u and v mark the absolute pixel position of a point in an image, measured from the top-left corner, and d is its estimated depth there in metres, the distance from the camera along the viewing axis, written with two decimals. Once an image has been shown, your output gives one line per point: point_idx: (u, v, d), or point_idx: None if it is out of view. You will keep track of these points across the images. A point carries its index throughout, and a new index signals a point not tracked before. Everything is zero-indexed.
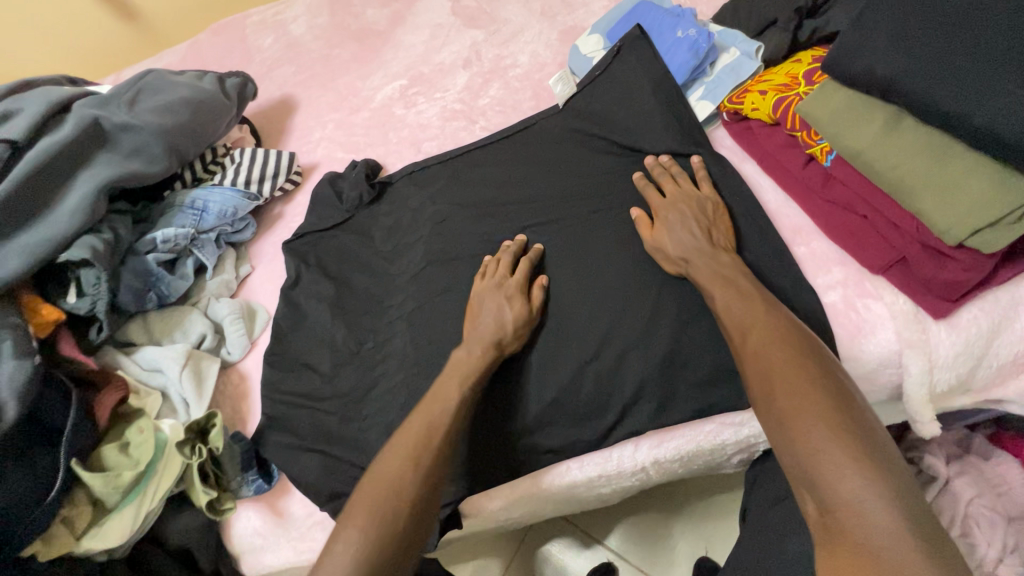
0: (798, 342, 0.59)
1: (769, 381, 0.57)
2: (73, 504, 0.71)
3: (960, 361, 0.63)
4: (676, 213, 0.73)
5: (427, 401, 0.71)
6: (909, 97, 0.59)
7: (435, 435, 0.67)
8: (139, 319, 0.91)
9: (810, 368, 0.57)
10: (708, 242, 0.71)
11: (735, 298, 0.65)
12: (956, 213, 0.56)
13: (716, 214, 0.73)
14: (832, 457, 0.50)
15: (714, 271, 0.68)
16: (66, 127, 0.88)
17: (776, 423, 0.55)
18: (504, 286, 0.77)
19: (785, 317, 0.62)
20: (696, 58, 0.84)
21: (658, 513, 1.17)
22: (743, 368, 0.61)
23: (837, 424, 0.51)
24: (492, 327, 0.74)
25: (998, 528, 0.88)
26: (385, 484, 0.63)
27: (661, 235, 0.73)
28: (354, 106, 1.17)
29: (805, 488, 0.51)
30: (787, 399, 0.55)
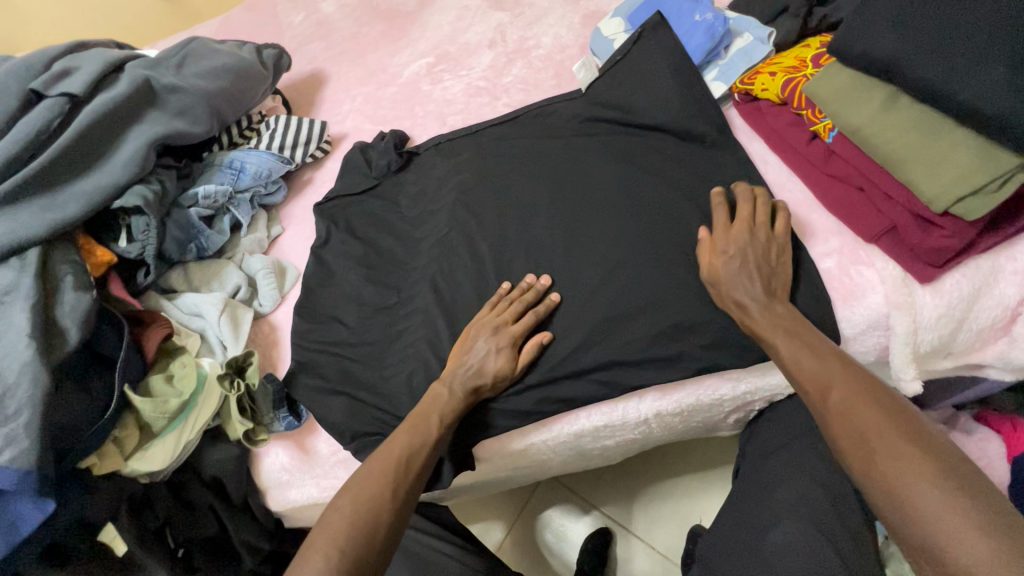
0: (884, 401, 0.59)
1: (866, 445, 0.57)
2: (123, 426, 0.78)
3: (943, 323, 0.68)
4: (740, 254, 0.71)
5: (412, 420, 0.77)
6: (905, 77, 0.65)
7: (414, 463, 0.73)
8: (179, 268, 0.98)
9: (907, 427, 0.57)
10: (766, 290, 0.69)
11: (804, 351, 0.65)
12: (943, 183, 0.62)
13: (773, 251, 0.71)
14: (956, 527, 0.49)
15: (780, 325, 0.67)
16: (120, 86, 0.95)
17: (883, 489, 0.54)
18: (501, 334, 0.78)
19: (861, 372, 0.63)
20: (712, 41, 0.89)
21: (655, 481, 1.23)
22: (829, 427, 0.61)
23: (954, 492, 0.51)
24: (472, 373, 0.78)
25: None
26: (368, 503, 0.69)
27: (721, 280, 0.71)
28: (383, 81, 1.23)
29: (926, 559, 0.51)
30: (891, 463, 0.54)
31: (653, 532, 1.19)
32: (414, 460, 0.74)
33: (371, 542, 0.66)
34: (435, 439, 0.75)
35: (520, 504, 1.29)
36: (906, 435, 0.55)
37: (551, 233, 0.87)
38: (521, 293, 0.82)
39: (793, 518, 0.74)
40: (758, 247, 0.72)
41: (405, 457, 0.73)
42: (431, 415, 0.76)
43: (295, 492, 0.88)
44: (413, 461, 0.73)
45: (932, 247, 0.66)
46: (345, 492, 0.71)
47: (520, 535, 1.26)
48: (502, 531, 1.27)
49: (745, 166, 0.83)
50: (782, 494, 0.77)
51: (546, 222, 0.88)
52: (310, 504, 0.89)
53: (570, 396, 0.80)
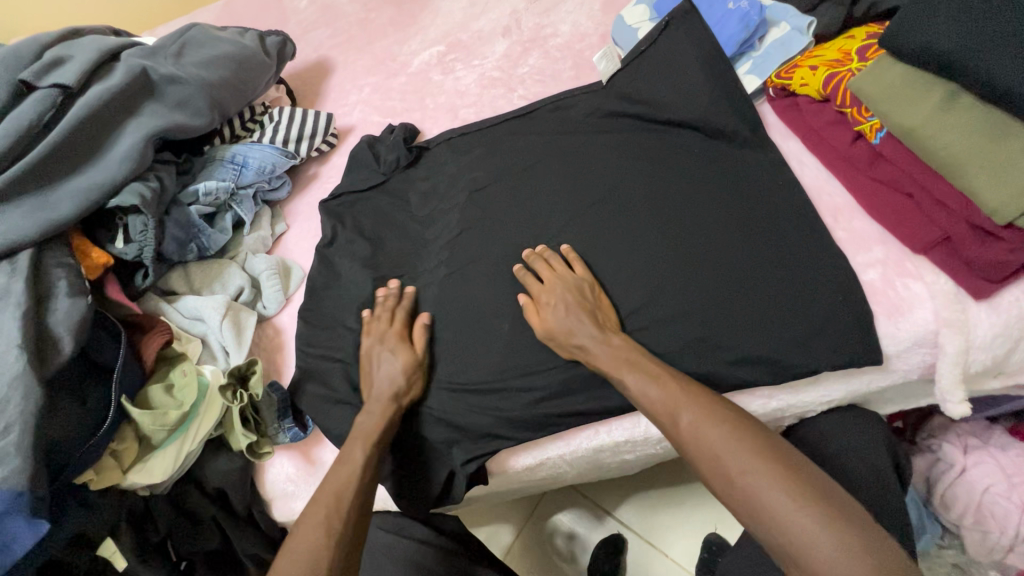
0: (722, 413, 0.61)
1: (720, 464, 0.58)
2: (121, 439, 0.74)
3: (998, 342, 0.64)
4: (562, 300, 0.73)
5: (336, 464, 0.72)
6: (969, 74, 0.59)
7: (344, 499, 0.68)
8: (179, 269, 0.93)
9: (748, 435, 0.59)
10: (598, 326, 0.72)
11: (648, 380, 0.66)
12: (1009, 192, 0.56)
13: (590, 291, 0.75)
14: (803, 527, 0.52)
15: (620, 358, 0.68)
16: (116, 76, 0.90)
17: (743, 505, 0.56)
18: (386, 338, 0.81)
19: (691, 384, 0.65)
20: (746, 31, 0.83)
21: (671, 489, 1.19)
22: (683, 452, 0.62)
23: (797, 492, 0.54)
24: (389, 383, 0.77)
25: (1011, 517, 0.89)
26: (304, 561, 0.63)
27: (553, 327, 0.73)
28: (391, 70, 1.17)
29: (785, 560, 0.53)
30: (745, 477, 0.56)
31: (668, 541, 1.15)
32: (343, 498, 0.69)
33: None
34: (362, 472, 0.71)
35: (531, 508, 1.25)
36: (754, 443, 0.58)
37: (569, 236, 0.82)
38: (384, 302, 0.85)
39: None
40: (573, 286, 0.75)
41: (340, 499, 0.68)
42: (356, 445, 0.73)
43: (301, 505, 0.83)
44: (348, 501, 0.68)
45: (990, 261, 0.61)
46: (282, 557, 0.65)
47: (530, 540, 1.22)
48: (512, 534, 1.24)
49: (781, 167, 0.77)
50: None
51: (564, 224, 0.83)
52: None
53: (590, 411, 0.76)
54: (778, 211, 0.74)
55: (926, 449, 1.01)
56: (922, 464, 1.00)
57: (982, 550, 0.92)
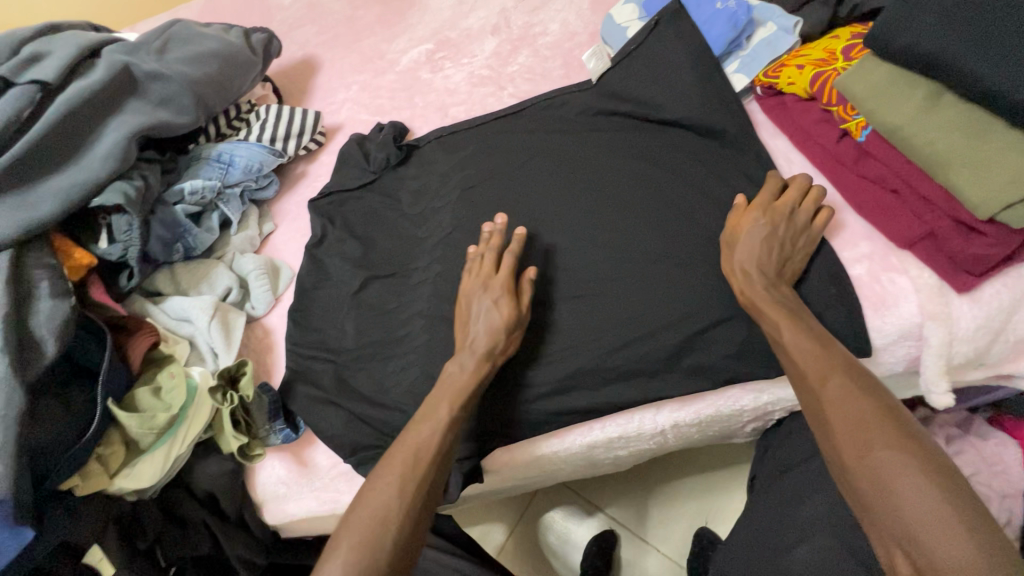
0: (876, 391, 0.57)
1: (862, 431, 0.54)
2: (108, 443, 0.73)
3: (979, 334, 0.65)
4: (760, 223, 0.69)
5: (417, 419, 0.71)
6: (951, 73, 0.60)
7: (424, 454, 0.67)
8: (165, 269, 0.92)
9: (900, 420, 0.54)
10: (776, 271, 0.68)
11: (807, 338, 0.62)
12: (992, 189, 0.58)
13: (793, 233, 0.69)
14: (941, 517, 0.47)
15: (782, 303, 0.65)
16: (97, 73, 0.88)
17: (869, 476, 0.52)
18: (491, 287, 0.76)
19: (849, 359, 0.60)
20: (734, 31, 0.84)
21: (662, 484, 1.20)
22: (818, 413, 0.58)
23: (939, 485, 0.49)
24: (486, 337, 0.73)
25: (992, 505, 0.92)
26: (375, 510, 0.64)
27: (739, 244, 0.69)
28: (380, 68, 1.16)
29: (899, 544, 0.49)
30: (884, 450, 0.52)
31: (660, 536, 1.16)
32: (425, 454, 0.68)
33: (381, 549, 0.62)
34: (446, 434, 0.69)
35: (523, 507, 1.26)
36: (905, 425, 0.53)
37: (562, 232, 0.82)
38: (490, 240, 0.81)
39: (818, 535, 0.71)
40: (780, 222, 0.69)
41: (418, 456, 0.67)
42: (441, 403, 0.71)
43: (292, 506, 0.83)
44: (425, 460, 0.67)
45: (973, 255, 0.63)
46: (349, 513, 0.65)
47: (522, 539, 1.23)
48: (504, 533, 1.24)
49: (769, 164, 0.79)
50: (806, 511, 0.74)
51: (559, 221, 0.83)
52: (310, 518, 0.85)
53: (585, 408, 0.76)
54: None
55: None
56: None
57: None
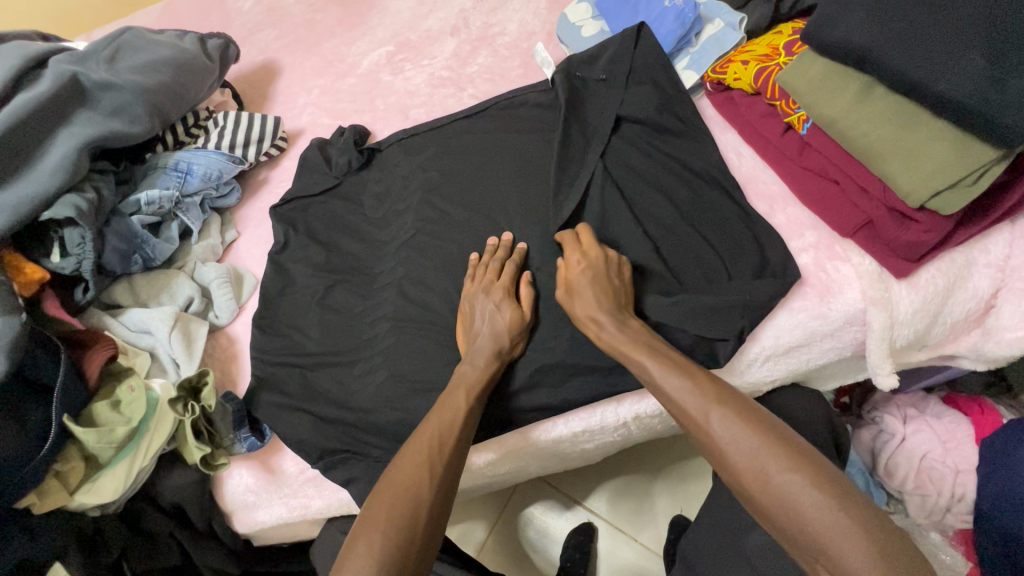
0: (750, 411, 0.59)
1: (756, 459, 0.55)
2: (66, 459, 0.72)
3: (919, 317, 0.68)
4: (583, 274, 0.72)
5: (437, 408, 0.72)
6: (879, 67, 0.63)
7: (449, 437, 0.69)
8: (124, 281, 0.90)
9: (782, 436, 0.57)
10: (620, 306, 0.70)
11: (677, 376, 0.63)
12: (920, 177, 0.60)
13: (614, 267, 0.73)
14: (845, 533, 0.50)
15: (635, 340, 0.67)
16: (43, 83, 0.86)
17: (777, 503, 0.53)
18: (493, 291, 0.76)
19: (721, 386, 0.62)
20: (683, 28, 0.86)
21: (638, 475, 1.22)
22: (712, 449, 0.59)
23: (836, 499, 0.51)
24: (490, 339, 0.74)
25: (948, 480, 0.96)
26: (406, 487, 0.65)
27: (577, 298, 0.71)
28: (340, 71, 1.16)
29: (821, 564, 0.51)
30: (779, 475, 0.54)
31: (637, 526, 1.18)
32: (450, 434, 0.69)
33: (414, 523, 0.63)
34: (465, 420, 0.70)
35: (502, 503, 1.26)
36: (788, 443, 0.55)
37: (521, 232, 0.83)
38: (495, 252, 0.81)
39: None
40: (597, 264, 0.72)
41: (444, 436, 0.69)
42: (458, 394, 0.72)
43: (263, 514, 0.84)
44: (450, 441, 0.69)
45: (908, 242, 0.66)
46: (382, 491, 0.66)
47: (502, 536, 1.23)
48: (485, 531, 1.24)
49: (720, 159, 0.80)
50: None
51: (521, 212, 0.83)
52: (280, 525, 0.85)
53: (548, 403, 0.77)
54: (718, 201, 0.77)
55: (870, 422, 1.06)
56: (867, 436, 1.05)
57: (921, 514, 0.98)
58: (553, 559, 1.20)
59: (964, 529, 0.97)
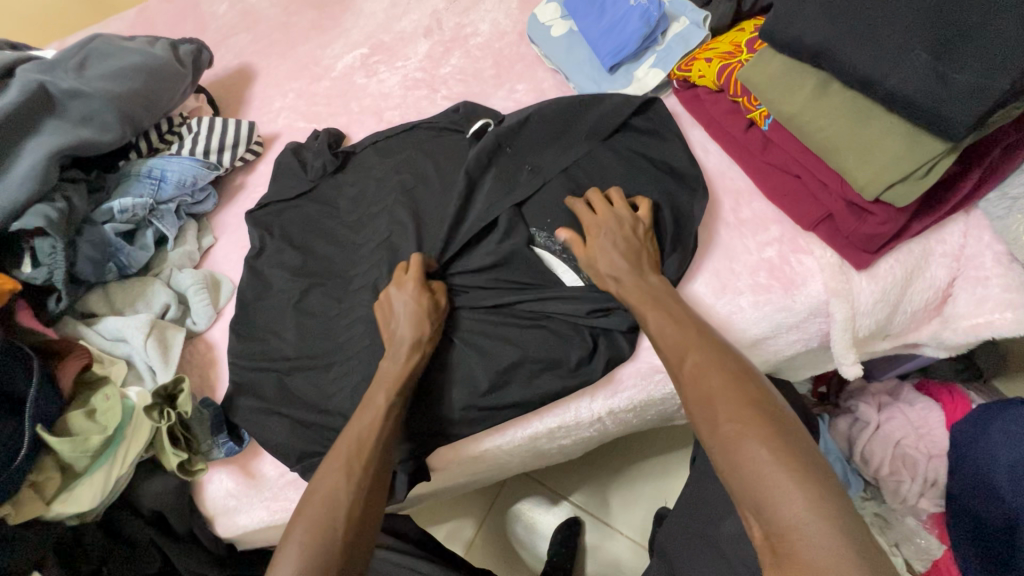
0: (727, 362, 0.63)
1: (710, 404, 0.60)
2: (42, 470, 0.72)
3: (879, 308, 0.70)
4: (605, 235, 0.73)
5: (361, 410, 0.72)
6: (833, 64, 0.64)
7: (365, 444, 0.69)
8: (99, 290, 0.90)
9: (746, 389, 0.60)
10: (639, 262, 0.72)
11: (668, 322, 0.67)
12: (873, 171, 0.62)
13: (637, 227, 0.74)
14: (778, 482, 0.52)
15: (648, 295, 0.69)
16: (11, 93, 0.86)
17: (720, 446, 0.57)
18: (405, 283, 0.78)
19: (713, 337, 0.66)
20: (648, 26, 0.86)
21: (621, 468, 1.23)
22: (683, 391, 0.64)
23: (778, 449, 0.54)
24: (410, 325, 0.75)
25: (920, 465, 0.98)
26: (323, 501, 0.66)
27: (597, 260, 0.73)
28: (315, 75, 1.16)
29: (749, 510, 0.54)
30: (728, 420, 0.58)
31: (622, 519, 1.20)
32: (365, 441, 0.70)
33: (334, 532, 0.64)
34: (385, 417, 0.71)
35: (490, 500, 1.27)
36: (749, 398, 0.59)
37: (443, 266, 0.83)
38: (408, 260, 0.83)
39: None
40: (620, 221, 0.74)
41: (360, 443, 0.69)
42: (379, 391, 0.72)
43: (244, 518, 0.84)
44: (368, 446, 0.69)
45: (866, 233, 0.67)
46: (303, 508, 0.66)
47: (490, 532, 1.24)
48: (473, 528, 1.25)
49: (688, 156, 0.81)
50: None
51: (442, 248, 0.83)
52: (262, 528, 0.85)
53: (523, 402, 0.77)
54: (686, 197, 0.78)
55: (847, 410, 1.08)
56: (843, 425, 1.07)
57: (896, 499, 1.00)
58: (540, 554, 1.21)
59: (937, 514, 0.98)
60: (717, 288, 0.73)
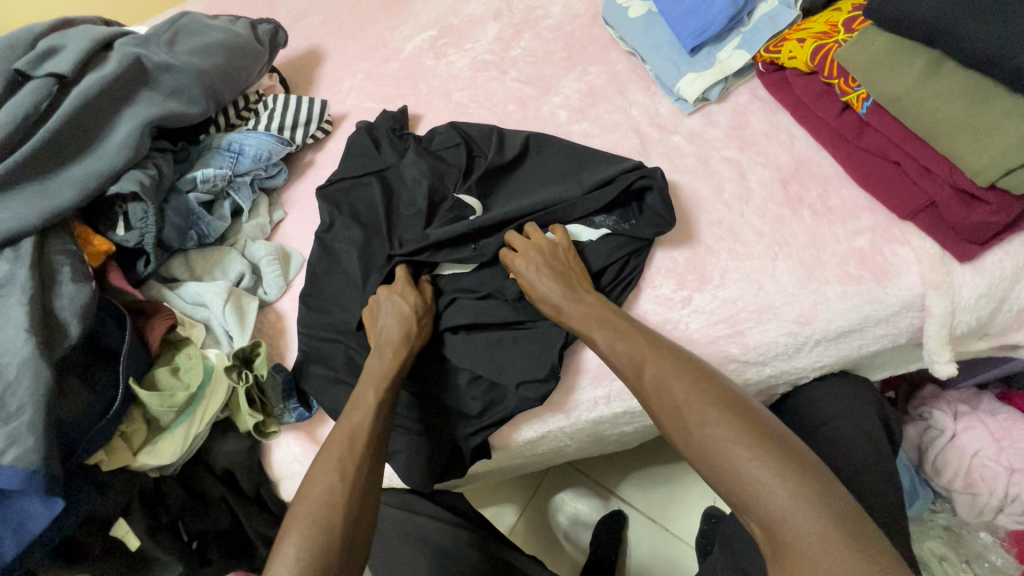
0: (681, 365, 0.63)
1: (679, 413, 0.59)
2: (130, 421, 0.76)
3: (982, 303, 0.67)
4: (532, 266, 0.73)
5: (348, 408, 0.71)
6: (950, 44, 0.63)
7: (358, 440, 0.67)
8: (180, 256, 0.94)
9: (708, 389, 0.60)
10: (573, 285, 0.72)
11: (616, 337, 0.67)
12: (990, 155, 0.60)
13: (560, 252, 0.75)
14: (762, 479, 0.52)
15: (592, 315, 0.69)
16: (110, 64, 0.91)
17: (699, 453, 0.57)
18: (400, 289, 0.80)
19: (664, 343, 0.66)
20: (735, 7, 0.84)
21: (670, 465, 1.21)
22: (647, 403, 0.63)
23: (755, 445, 0.54)
24: (396, 324, 0.76)
25: (1001, 479, 0.92)
26: (316, 500, 0.62)
27: (539, 294, 0.72)
28: (384, 56, 1.17)
29: (743, 511, 0.54)
30: (700, 427, 0.57)
31: (669, 515, 1.18)
32: (358, 434, 0.68)
33: (335, 528, 0.61)
34: (377, 413, 0.70)
35: (533, 487, 1.27)
36: (712, 401, 0.58)
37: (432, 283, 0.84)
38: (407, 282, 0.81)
39: None
40: (546, 249, 0.75)
41: (354, 441, 0.67)
42: (368, 386, 0.72)
43: None
44: (362, 442, 0.67)
45: (976, 223, 0.64)
46: (296, 511, 0.63)
47: (533, 518, 1.24)
48: (515, 515, 1.25)
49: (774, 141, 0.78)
50: None
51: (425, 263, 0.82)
52: None
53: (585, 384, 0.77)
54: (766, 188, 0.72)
55: (917, 418, 1.02)
56: (914, 432, 1.02)
57: (971, 513, 0.95)
58: (583, 545, 1.20)
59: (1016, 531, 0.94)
60: (803, 276, 0.70)
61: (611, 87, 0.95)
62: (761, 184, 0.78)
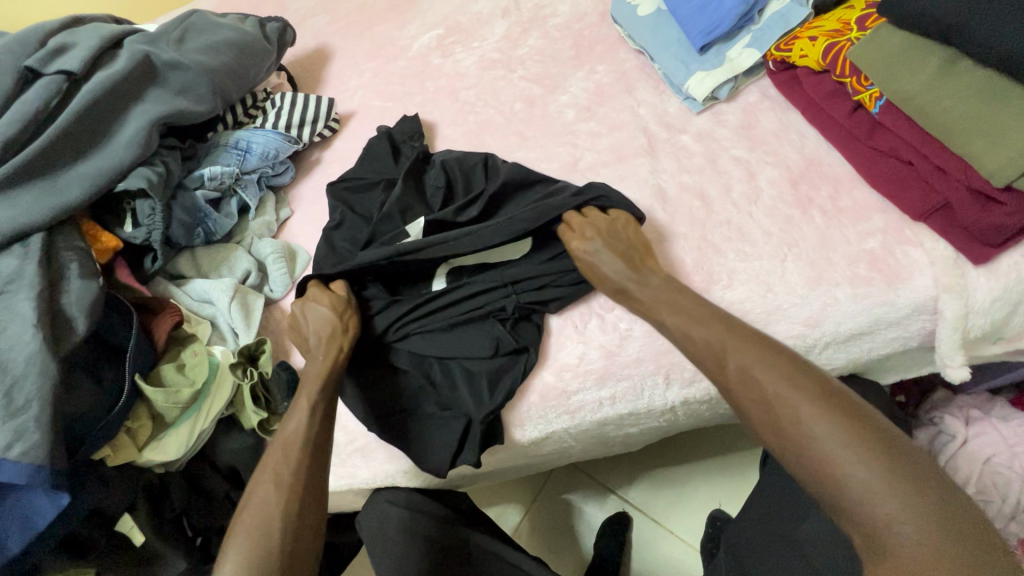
0: (776, 357, 0.60)
1: (772, 408, 0.57)
2: (136, 417, 0.76)
3: (997, 307, 0.65)
4: (593, 245, 0.73)
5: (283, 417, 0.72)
6: (967, 41, 0.62)
7: (293, 446, 0.68)
8: (187, 254, 0.94)
9: (806, 384, 0.57)
10: (635, 262, 0.72)
11: (694, 326, 0.65)
12: (1006, 156, 0.59)
13: (620, 227, 0.74)
14: (866, 482, 0.50)
15: (661, 299, 0.68)
16: (120, 62, 0.91)
17: (794, 450, 0.55)
18: (319, 296, 0.79)
19: (755, 335, 0.63)
20: (745, 5, 0.83)
21: (675, 467, 1.20)
22: (733, 395, 0.61)
23: (862, 445, 0.52)
24: (321, 329, 0.76)
25: (1013, 486, 0.90)
26: (253, 508, 0.64)
27: (602, 273, 0.72)
28: (391, 54, 1.17)
29: (837, 514, 0.52)
30: (800, 423, 0.55)
31: (674, 518, 1.17)
32: (290, 441, 0.69)
33: (271, 533, 0.62)
34: (310, 418, 0.70)
35: (538, 488, 1.26)
36: (810, 397, 0.56)
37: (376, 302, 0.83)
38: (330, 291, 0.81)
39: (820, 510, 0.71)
40: (604, 225, 0.75)
41: (286, 449, 0.68)
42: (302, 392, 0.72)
43: None
44: (296, 448, 0.68)
45: (991, 225, 0.63)
46: (237, 521, 0.65)
47: (537, 519, 1.23)
48: (520, 515, 1.24)
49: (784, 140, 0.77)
50: None
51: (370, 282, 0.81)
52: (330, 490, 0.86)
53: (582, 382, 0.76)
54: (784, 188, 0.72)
55: (928, 423, 1.01)
56: (924, 437, 1.00)
57: None
58: (588, 546, 1.19)
59: None
60: (812, 277, 0.69)
61: (619, 86, 0.94)
62: (770, 185, 0.77)
